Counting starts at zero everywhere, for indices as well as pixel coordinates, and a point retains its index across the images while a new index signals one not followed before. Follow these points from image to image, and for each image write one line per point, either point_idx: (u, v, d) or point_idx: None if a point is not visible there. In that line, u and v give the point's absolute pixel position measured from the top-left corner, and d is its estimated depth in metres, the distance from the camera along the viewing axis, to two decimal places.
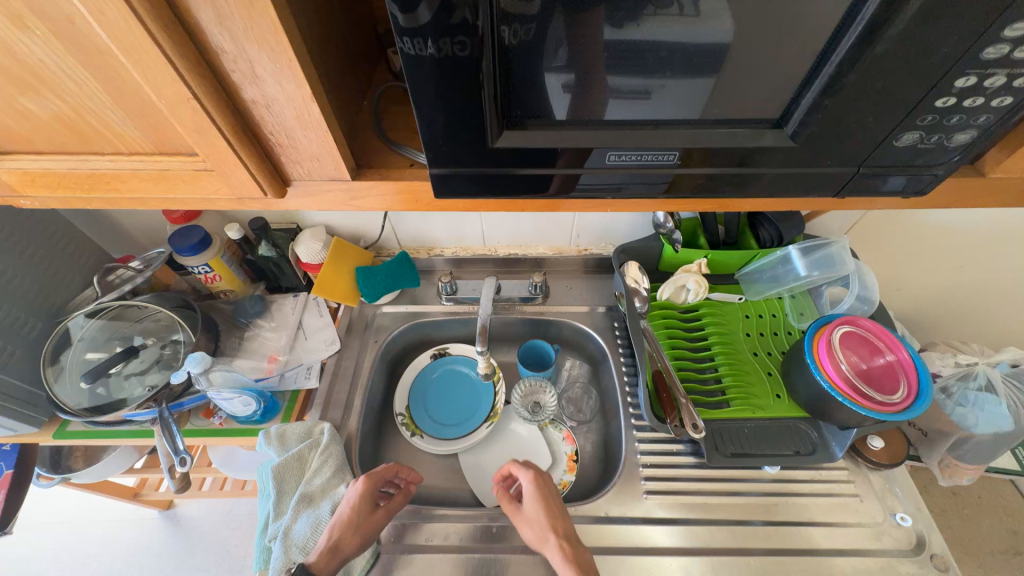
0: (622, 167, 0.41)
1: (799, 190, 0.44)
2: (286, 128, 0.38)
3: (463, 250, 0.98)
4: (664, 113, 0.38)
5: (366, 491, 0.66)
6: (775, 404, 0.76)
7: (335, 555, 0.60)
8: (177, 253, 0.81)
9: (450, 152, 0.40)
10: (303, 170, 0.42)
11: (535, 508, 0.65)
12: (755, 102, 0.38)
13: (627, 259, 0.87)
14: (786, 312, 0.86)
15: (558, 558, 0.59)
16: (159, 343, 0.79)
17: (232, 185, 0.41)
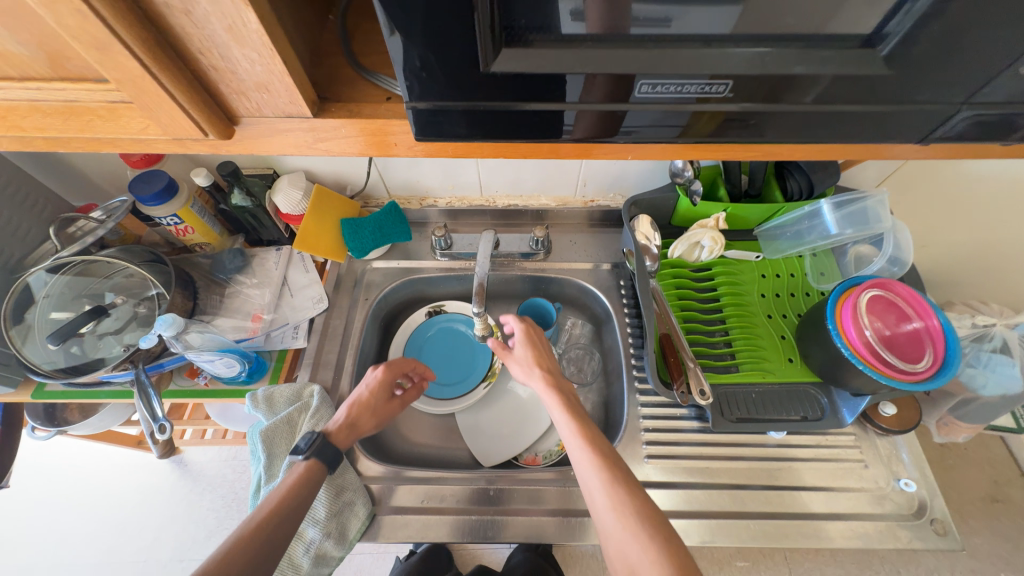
0: (656, 101, 0.34)
1: (857, 134, 0.37)
2: (218, 46, 0.29)
3: (458, 200, 0.90)
4: (701, 28, 0.30)
5: (385, 379, 0.71)
6: (786, 369, 0.73)
7: (352, 430, 0.66)
8: (141, 202, 0.73)
9: (441, 81, 0.32)
10: (250, 103, 0.34)
11: (521, 354, 0.74)
12: (818, 15, 0.30)
13: (639, 213, 0.79)
14: (805, 271, 0.80)
15: (542, 388, 0.69)
16: (131, 300, 0.74)
17: (162, 122, 0.33)
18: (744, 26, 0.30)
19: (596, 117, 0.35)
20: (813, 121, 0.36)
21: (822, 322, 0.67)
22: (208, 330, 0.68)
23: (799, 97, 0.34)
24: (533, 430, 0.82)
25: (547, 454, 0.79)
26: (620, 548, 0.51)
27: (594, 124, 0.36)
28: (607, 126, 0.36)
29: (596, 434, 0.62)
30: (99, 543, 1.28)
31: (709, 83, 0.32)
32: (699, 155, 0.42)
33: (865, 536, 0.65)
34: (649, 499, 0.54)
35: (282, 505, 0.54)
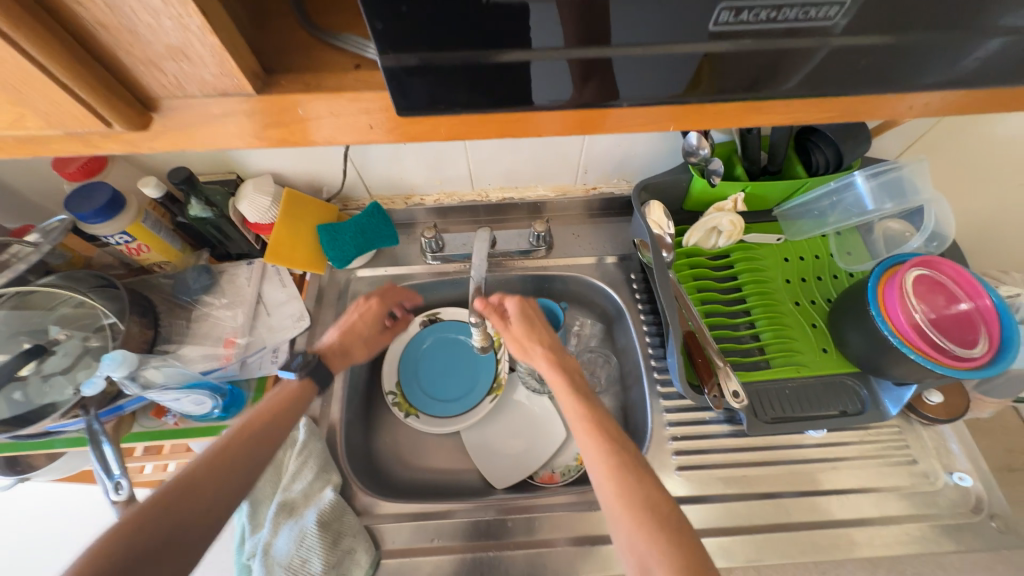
0: (740, 33, 0.27)
1: (937, 75, 0.30)
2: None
3: (447, 197, 0.81)
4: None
5: (376, 311, 0.71)
6: (820, 360, 0.67)
7: (343, 356, 0.68)
8: (81, 219, 0.63)
9: (416, 22, 0.24)
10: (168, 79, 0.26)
11: (517, 328, 0.66)
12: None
13: (649, 199, 0.71)
14: (831, 252, 0.73)
15: (547, 368, 0.62)
16: (81, 334, 0.64)
17: (46, 109, 0.26)
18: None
19: (584, 68, 0.28)
20: (887, 58, 0.28)
21: (861, 307, 0.60)
22: (168, 364, 0.59)
23: (869, 26, 0.27)
24: (548, 444, 0.74)
25: (565, 470, 0.72)
26: (627, 538, 0.46)
27: (587, 82, 0.28)
28: (604, 87, 0.29)
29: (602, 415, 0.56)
30: None
31: (727, 11, 0.25)
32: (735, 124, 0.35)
33: (920, 539, 0.59)
34: (653, 480, 0.50)
35: (259, 428, 0.56)
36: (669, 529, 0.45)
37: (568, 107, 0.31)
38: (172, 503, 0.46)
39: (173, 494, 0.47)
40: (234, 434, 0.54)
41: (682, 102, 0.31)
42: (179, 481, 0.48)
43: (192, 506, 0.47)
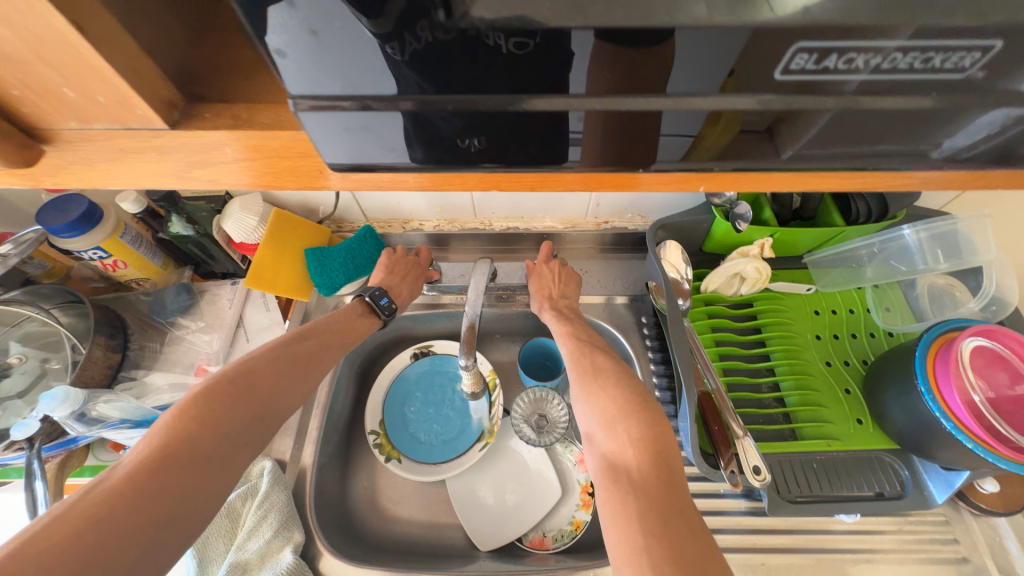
0: (784, 84, 0.23)
1: (974, 145, 0.25)
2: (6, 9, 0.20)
3: (448, 223, 0.76)
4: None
5: (409, 258, 0.70)
6: (855, 432, 0.58)
7: (399, 297, 0.66)
8: (52, 233, 0.58)
9: (429, 57, 0.21)
10: (36, 105, 0.26)
11: (539, 283, 0.69)
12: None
13: (666, 238, 0.65)
14: (868, 306, 0.65)
15: (550, 316, 0.65)
16: (39, 355, 0.60)
17: None
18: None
19: (599, 121, 0.25)
20: (917, 121, 0.24)
21: (905, 377, 0.52)
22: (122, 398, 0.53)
23: (900, 89, 0.23)
24: (540, 503, 0.67)
25: (558, 535, 0.65)
26: (586, 409, 0.52)
27: (600, 138, 0.26)
28: (620, 149, 0.26)
29: (598, 350, 0.58)
30: None
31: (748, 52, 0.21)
32: (755, 184, 0.31)
33: None
34: (632, 374, 0.54)
35: (344, 336, 0.58)
36: (624, 401, 0.49)
37: (591, 172, 0.29)
38: (278, 370, 0.49)
39: (279, 361, 0.50)
40: (322, 325, 0.57)
41: (709, 163, 0.28)
42: (282, 355, 0.51)
43: (290, 378, 0.50)
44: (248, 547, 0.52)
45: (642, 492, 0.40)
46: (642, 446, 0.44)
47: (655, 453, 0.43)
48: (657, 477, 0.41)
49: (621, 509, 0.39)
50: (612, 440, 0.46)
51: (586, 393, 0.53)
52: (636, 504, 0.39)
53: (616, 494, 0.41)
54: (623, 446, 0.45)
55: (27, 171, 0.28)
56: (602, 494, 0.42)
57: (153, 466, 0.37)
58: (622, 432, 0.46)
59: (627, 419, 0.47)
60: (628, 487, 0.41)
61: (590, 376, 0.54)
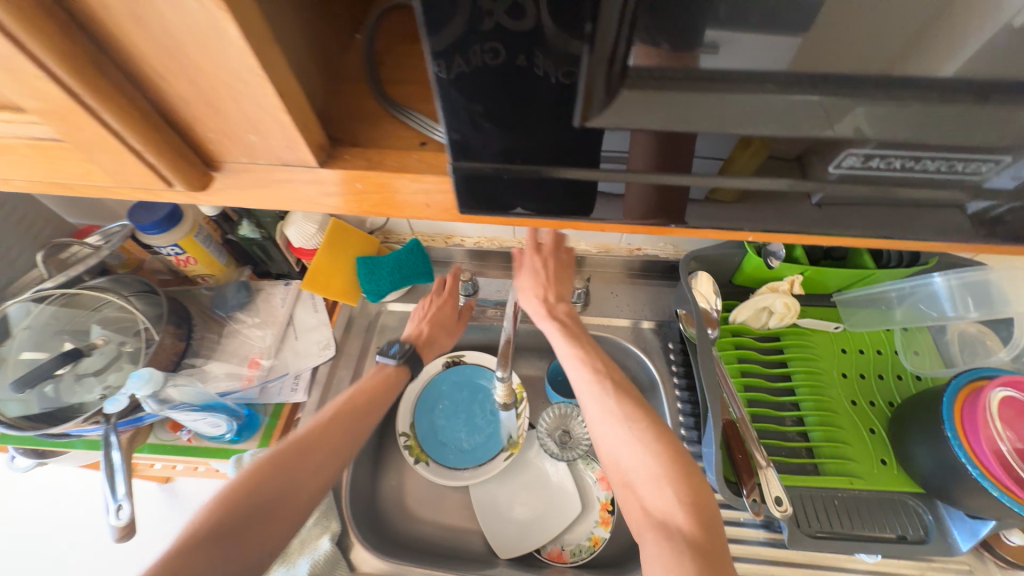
0: (829, 165, 0.25)
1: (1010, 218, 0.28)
2: (228, 62, 0.21)
3: (488, 241, 0.81)
4: (742, 62, 0.22)
5: (447, 303, 0.72)
6: (879, 473, 0.59)
7: (431, 345, 0.70)
8: (139, 229, 0.65)
9: (473, 86, 0.23)
10: (226, 144, 0.26)
11: (526, 280, 0.61)
12: (911, 43, 0.21)
13: (698, 269, 0.68)
14: (896, 348, 0.66)
15: (543, 320, 0.61)
16: (116, 339, 0.66)
17: (106, 173, 0.26)
18: (811, 62, 0.21)
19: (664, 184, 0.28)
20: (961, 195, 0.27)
21: (932, 422, 0.53)
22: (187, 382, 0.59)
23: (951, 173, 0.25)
24: (560, 516, 0.69)
25: (575, 550, 0.67)
26: (619, 454, 0.52)
27: (656, 202, 0.29)
28: (671, 203, 0.29)
29: (616, 375, 0.58)
30: None
31: (774, 154, 0.26)
32: (800, 240, 0.33)
33: None
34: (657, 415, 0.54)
35: (371, 396, 0.60)
36: (664, 452, 0.50)
37: (636, 226, 0.31)
38: (296, 449, 0.51)
39: (300, 441, 0.52)
40: (346, 397, 0.59)
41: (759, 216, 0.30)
42: (302, 436, 0.53)
43: (307, 457, 0.52)
44: (273, 571, 0.57)
45: (696, 557, 0.43)
46: (691, 510, 0.46)
47: (703, 516, 0.46)
48: (704, 536, 0.44)
49: (674, 575, 0.42)
50: (656, 497, 0.48)
51: (614, 437, 0.53)
52: (692, 563, 0.42)
53: (668, 551, 0.44)
54: (671, 506, 0.47)
55: (193, 195, 0.27)
56: (654, 550, 0.45)
57: (177, 558, 0.41)
58: (667, 489, 0.48)
59: (673, 477, 0.48)
60: (683, 547, 0.44)
61: (614, 420, 0.53)
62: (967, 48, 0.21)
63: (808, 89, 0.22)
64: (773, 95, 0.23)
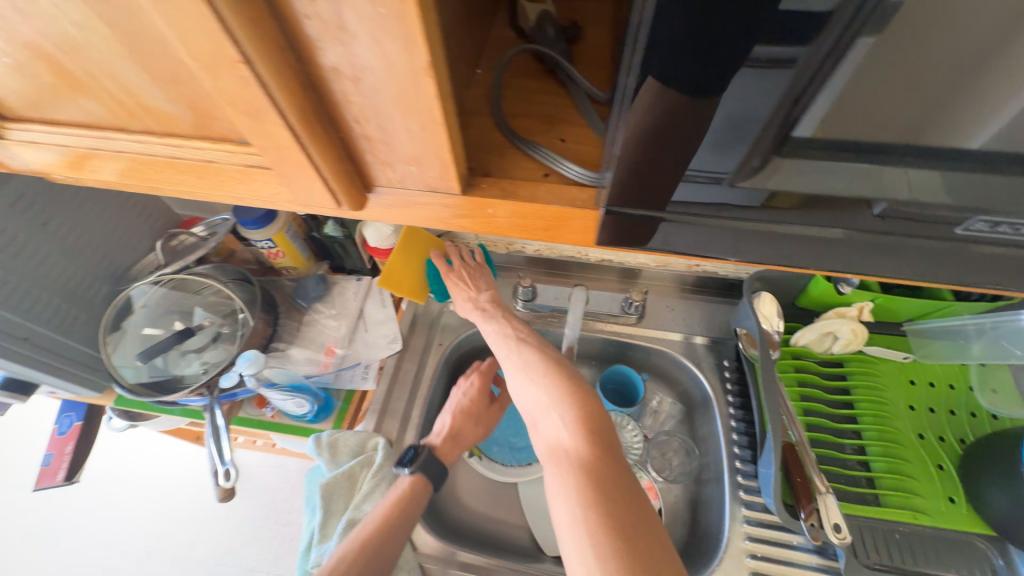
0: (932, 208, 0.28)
1: None
2: (419, 112, 0.23)
3: (548, 249, 0.84)
4: (851, 134, 0.24)
5: (480, 388, 0.74)
6: (946, 511, 0.57)
7: (459, 440, 0.70)
8: (241, 224, 0.73)
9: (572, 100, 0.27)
10: (394, 175, 0.29)
11: (454, 291, 0.71)
12: (913, 129, 0.23)
13: (761, 289, 0.68)
14: (970, 385, 0.65)
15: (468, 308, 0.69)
16: (216, 321, 0.74)
17: (296, 193, 0.29)
18: (831, 135, 0.25)
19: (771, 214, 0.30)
20: None
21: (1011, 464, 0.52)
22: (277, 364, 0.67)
23: None
24: None
25: None
26: (520, 396, 0.57)
27: (756, 232, 0.32)
28: (706, 244, 0.33)
29: (519, 327, 0.63)
30: (128, 554, 1.23)
31: (855, 204, 0.28)
32: (883, 278, 0.34)
33: None
34: (557, 355, 0.58)
35: (390, 529, 0.59)
36: (557, 383, 0.54)
37: (706, 256, 0.34)
38: None
39: None
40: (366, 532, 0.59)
41: (855, 252, 0.32)
42: None
43: None
44: None
45: (579, 475, 0.47)
46: (579, 429, 0.50)
47: (589, 433, 0.50)
48: (591, 453, 0.49)
49: (571, 492, 0.46)
50: (550, 428, 0.53)
51: (516, 383, 0.57)
52: (574, 481, 0.47)
53: (558, 474, 0.48)
54: (561, 432, 0.51)
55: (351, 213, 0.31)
56: (549, 477, 0.49)
57: None
58: (556, 417, 0.53)
59: (560, 404, 0.53)
60: (567, 469, 0.48)
61: (518, 373, 0.58)
62: (972, 135, 0.23)
63: (819, 154, 0.26)
64: (805, 159, 0.26)
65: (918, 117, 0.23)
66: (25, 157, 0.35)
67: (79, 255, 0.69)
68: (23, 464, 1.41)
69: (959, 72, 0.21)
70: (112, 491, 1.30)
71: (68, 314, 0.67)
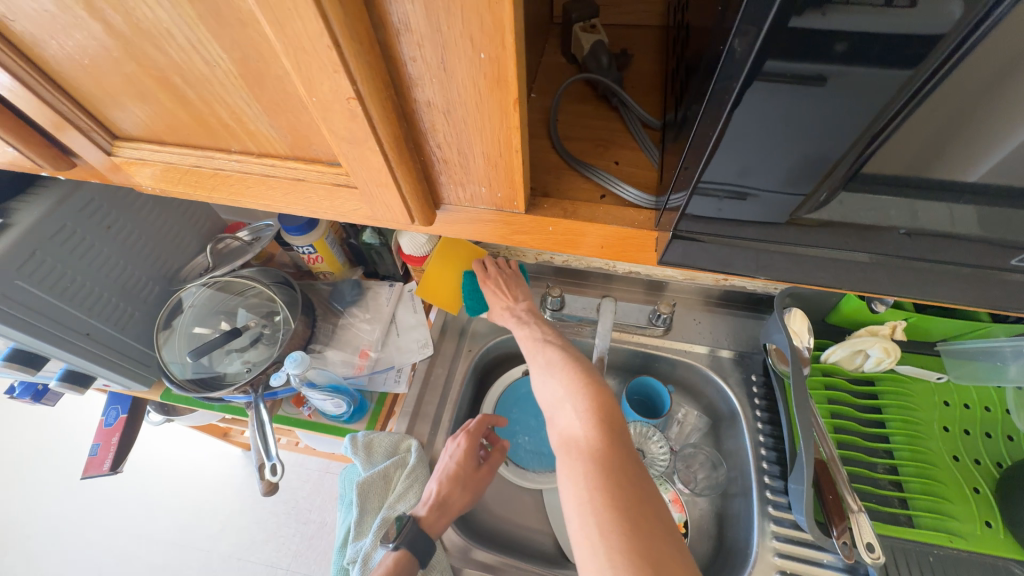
0: (974, 236, 0.29)
1: None
2: (497, 139, 0.26)
3: (576, 260, 0.84)
4: (894, 165, 0.26)
5: (468, 449, 0.69)
6: (983, 536, 0.56)
7: (443, 509, 0.65)
8: (286, 230, 0.76)
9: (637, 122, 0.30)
10: (463, 193, 0.32)
11: (491, 299, 0.73)
12: (920, 162, 0.26)
13: (791, 305, 0.69)
14: (1007, 408, 0.64)
15: (503, 315, 0.71)
16: (259, 321, 0.77)
17: (376, 208, 0.33)
18: (864, 168, 0.27)
19: (814, 237, 0.32)
20: None
21: None
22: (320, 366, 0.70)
23: None
24: None
25: None
26: (545, 390, 0.60)
27: (801, 255, 0.33)
28: (753, 265, 0.35)
29: (545, 330, 0.67)
30: (154, 545, 1.26)
31: (894, 233, 0.30)
32: (925, 302, 0.35)
33: None
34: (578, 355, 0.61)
35: None
36: (576, 378, 0.57)
37: (750, 276, 0.36)
38: None
39: None
40: None
41: (898, 278, 0.33)
42: None
43: None
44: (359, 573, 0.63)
45: (588, 462, 0.49)
46: (590, 419, 0.53)
47: (600, 424, 0.52)
48: (602, 442, 0.50)
49: (578, 475, 0.48)
50: (566, 420, 0.55)
51: (541, 379, 0.61)
52: (584, 467, 0.49)
53: (569, 462, 0.51)
54: (573, 423, 0.54)
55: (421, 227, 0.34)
56: (562, 464, 0.51)
57: None
58: (572, 409, 0.55)
59: (574, 396, 0.56)
60: (578, 456, 0.50)
61: (542, 370, 0.61)
62: (978, 167, 0.25)
63: (860, 187, 0.28)
64: (849, 189, 0.28)
65: (923, 151, 0.25)
66: (125, 168, 0.39)
67: (138, 256, 0.73)
68: (62, 452, 1.48)
69: (1001, 114, 0.22)
70: (141, 482, 1.35)
71: (126, 311, 0.71)
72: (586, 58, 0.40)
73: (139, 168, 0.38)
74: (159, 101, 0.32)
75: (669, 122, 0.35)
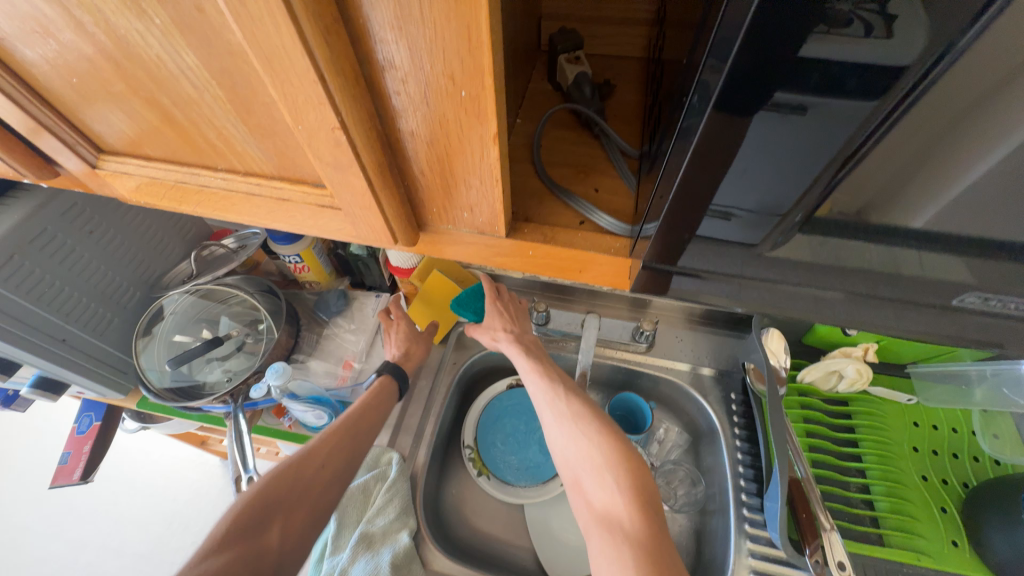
0: (930, 279, 0.30)
1: None
2: (479, 169, 0.27)
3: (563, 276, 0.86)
4: (850, 206, 0.28)
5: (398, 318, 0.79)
6: (951, 553, 0.58)
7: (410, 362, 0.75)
8: (273, 239, 0.76)
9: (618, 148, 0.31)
10: (446, 217, 0.33)
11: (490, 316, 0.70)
12: (882, 204, 0.27)
13: (769, 326, 0.71)
14: (972, 429, 0.66)
15: (508, 344, 0.66)
16: (242, 330, 0.76)
17: (359, 229, 0.33)
18: (818, 208, 0.28)
19: (781, 270, 0.33)
20: None
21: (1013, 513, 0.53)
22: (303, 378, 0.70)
23: None
24: None
25: None
26: (569, 449, 0.55)
27: (770, 286, 0.34)
28: (725, 292, 0.36)
29: (558, 373, 0.63)
30: (123, 559, 1.22)
31: (856, 271, 0.31)
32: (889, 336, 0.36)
33: None
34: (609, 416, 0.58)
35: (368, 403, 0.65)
36: (613, 447, 0.53)
37: (722, 303, 0.37)
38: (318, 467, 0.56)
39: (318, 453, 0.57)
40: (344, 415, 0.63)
41: (862, 314, 0.34)
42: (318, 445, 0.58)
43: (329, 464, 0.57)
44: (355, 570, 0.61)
45: (636, 550, 0.45)
46: (632, 499, 0.49)
47: (643, 505, 0.49)
48: (647, 528, 0.47)
49: (625, 563, 0.44)
50: (602, 491, 0.51)
51: (565, 435, 0.56)
52: (630, 553, 0.45)
53: (609, 542, 0.47)
54: (614, 500, 0.50)
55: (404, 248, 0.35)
56: (597, 541, 0.48)
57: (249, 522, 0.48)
58: (610, 481, 0.51)
59: (614, 467, 0.52)
60: (623, 540, 0.46)
61: (568, 424, 0.57)
62: (937, 211, 0.27)
63: (819, 227, 0.30)
64: (808, 227, 0.30)
65: (886, 192, 0.27)
66: (110, 181, 0.39)
67: (120, 261, 0.72)
68: (29, 462, 1.42)
69: (942, 160, 0.24)
70: (113, 493, 1.31)
71: (104, 317, 0.70)
72: (569, 88, 0.41)
73: (123, 181, 0.38)
74: (146, 118, 0.32)
75: (645, 153, 0.36)
